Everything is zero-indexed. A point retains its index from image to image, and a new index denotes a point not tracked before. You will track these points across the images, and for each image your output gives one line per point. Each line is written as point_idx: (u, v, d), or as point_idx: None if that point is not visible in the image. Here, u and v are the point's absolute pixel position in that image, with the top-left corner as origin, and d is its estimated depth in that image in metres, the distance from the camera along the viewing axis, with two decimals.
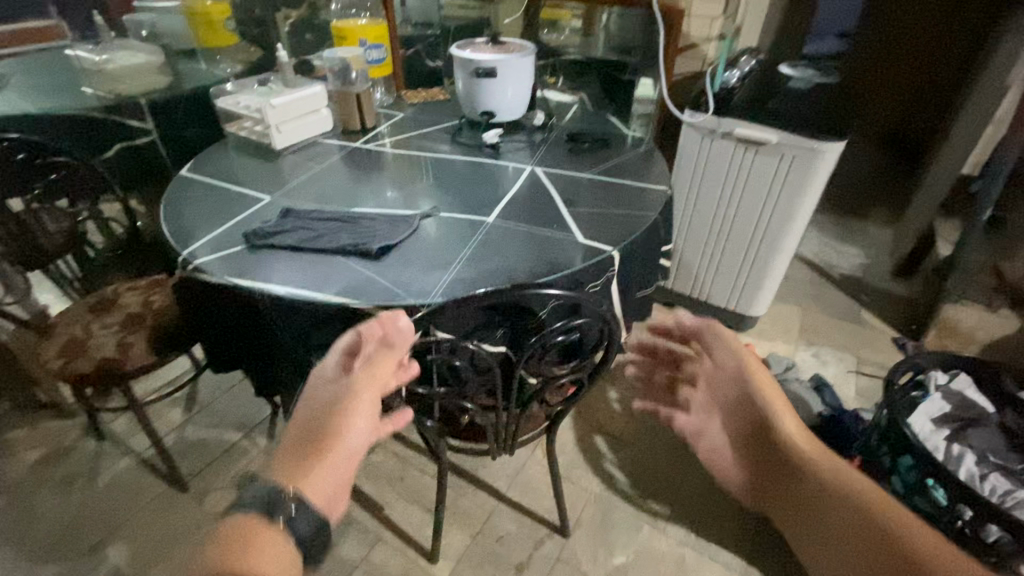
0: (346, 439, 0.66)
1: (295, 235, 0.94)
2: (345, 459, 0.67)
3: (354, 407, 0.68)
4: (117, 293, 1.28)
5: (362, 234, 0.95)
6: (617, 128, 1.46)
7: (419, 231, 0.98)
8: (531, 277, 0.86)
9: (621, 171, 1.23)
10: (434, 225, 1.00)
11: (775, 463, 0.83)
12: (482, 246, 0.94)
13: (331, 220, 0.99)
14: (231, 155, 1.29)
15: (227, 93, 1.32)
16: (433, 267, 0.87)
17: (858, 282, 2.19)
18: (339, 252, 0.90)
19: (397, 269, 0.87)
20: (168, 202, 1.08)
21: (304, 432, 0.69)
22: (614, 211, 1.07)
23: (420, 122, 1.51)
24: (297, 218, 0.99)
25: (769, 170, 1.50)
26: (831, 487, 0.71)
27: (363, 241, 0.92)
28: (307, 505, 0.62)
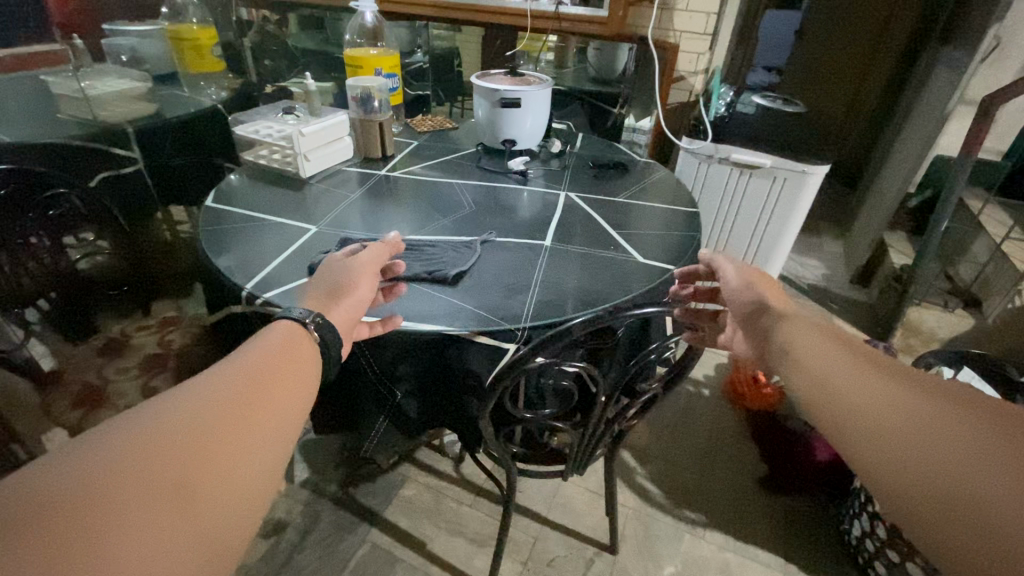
0: (356, 296, 0.73)
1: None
2: (355, 308, 0.73)
3: (363, 275, 0.76)
4: (127, 334, 1.19)
5: (431, 261, 0.94)
6: (627, 153, 1.54)
7: (483, 256, 0.99)
8: (609, 297, 0.90)
9: (648, 194, 1.31)
10: (494, 250, 1.02)
11: (752, 326, 0.70)
12: (550, 269, 0.96)
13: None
14: (253, 185, 1.23)
15: (245, 122, 1.27)
16: (512, 291, 0.89)
17: (824, 291, 2.39)
18: (413, 281, 0.90)
19: (478, 295, 0.87)
20: (205, 238, 1.03)
21: (206, 421, 0.47)
22: (657, 233, 1.14)
23: (437, 149, 1.52)
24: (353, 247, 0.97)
25: (764, 191, 1.62)
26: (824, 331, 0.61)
27: (434, 268, 0.92)
28: (281, 382, 0.56)
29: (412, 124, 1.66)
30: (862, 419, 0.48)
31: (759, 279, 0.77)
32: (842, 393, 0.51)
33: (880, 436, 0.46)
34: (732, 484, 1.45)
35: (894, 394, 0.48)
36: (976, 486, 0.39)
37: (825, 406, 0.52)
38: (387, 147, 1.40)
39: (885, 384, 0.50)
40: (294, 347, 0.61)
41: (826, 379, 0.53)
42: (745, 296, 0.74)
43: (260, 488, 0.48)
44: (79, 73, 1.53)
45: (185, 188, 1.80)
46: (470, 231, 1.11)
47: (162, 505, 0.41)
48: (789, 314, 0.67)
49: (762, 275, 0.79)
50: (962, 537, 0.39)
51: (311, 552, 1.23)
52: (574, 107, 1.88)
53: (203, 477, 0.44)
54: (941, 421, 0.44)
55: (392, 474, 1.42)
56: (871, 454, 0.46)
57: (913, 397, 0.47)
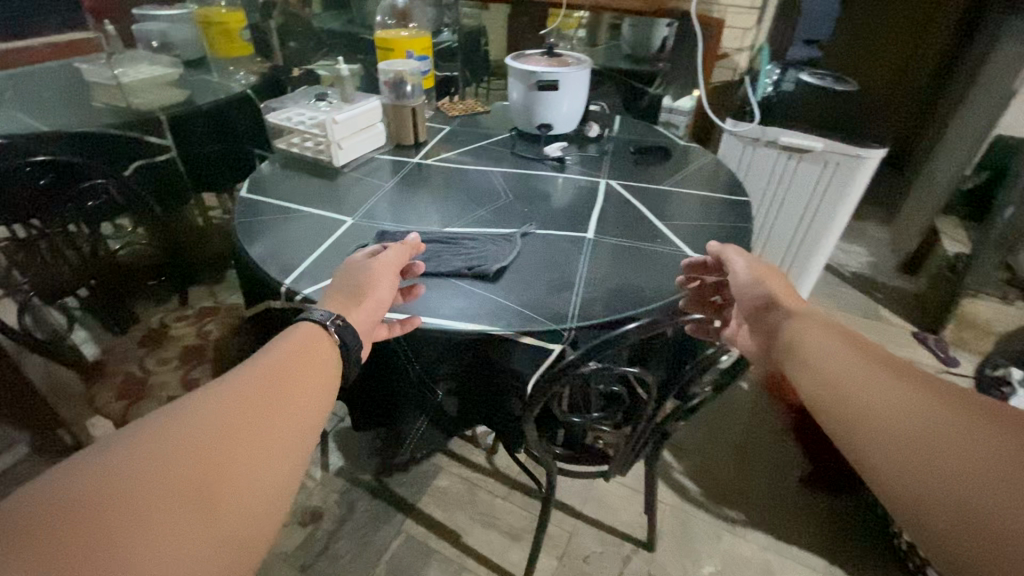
0: (375, 295, 0.72)
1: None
2: (374, 310, 0.72)
3: (382, 275, 0.75)
4: (166, 325, 1.19)
5: (471, 256, 0.91)
6: (669, 136, 1.47)
7: (525, 251, 0.95)
8: (660, 294, 0.85)
9: (694, 182, 1.24)
10: (536, 243, 0.98)
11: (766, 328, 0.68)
12: (595, 264, 0.92)
13: (428, 243, 0.95)
14: (287, 175, 1.21)
15: (277, 110, 1.25)
16: (556, 287, 0.85)
17: (869, 279, 2.29)
18: (454, 276, 0.87)
19: (522, 293, 0.84)
20: (242, 230, 1.01)
21: (229, 419, 0.47)
22: (705, 223, 1.07)
23: (470, 134, 1.47)
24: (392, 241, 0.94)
25: (813, 175, 1.54)
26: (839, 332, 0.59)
27: (475, 262, 0.89)
28: (306, 382, 0.55)
29: (443, 108, 1.61)
30: (870, 424, 0.46)
31: (769, 275, 0.75)
32: (855, 395, 0.49)
33: (894, 439, 0.44)
34: (773, 482, 1.41)
35: (911, 397, 0.46)
36: (986, 490, 0.38)
37: (835, 410, 0.50)
38: (420, 134, 1.37)
39: (899, 387, 0.48)
40: (318, 347, 0.60)
41: (839, 381, 0.52)
42: (755, 294, 0.72)
43: (282, 487, 0.47)
44: (112, 59, 1.53)
45: (215, 176, 1.80)
46: (508, 222, 1.07)
47: (173, 507, 0.40)
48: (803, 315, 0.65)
49: (773, 269, 0.77)
50: (965, 541, 0.37)
51: (348, 542, 1.24)
52: (609, 88, 1.79)
53: (224, 471, 0.44)
54: (954, 427, 0.42)
55: (426, 464, 1.41)
56: (878, 458, 0.45)
57: (927, 400, 0.45)
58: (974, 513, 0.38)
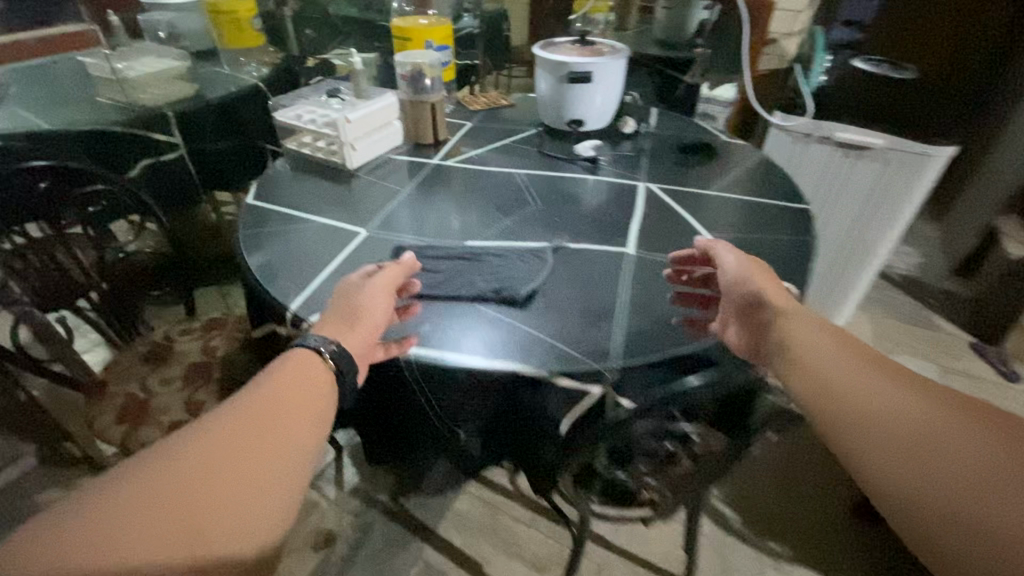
0: (370, 314, 0.67)
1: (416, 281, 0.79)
2: (371, 332, 0.67)
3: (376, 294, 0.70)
4: (171, 338, 1.12)
5: (498, 277, 0.80)
6: (712, 132, 1.33)
7: (559, 269, 0.84)
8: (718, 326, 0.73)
9: (744, 185, 1.11)
10: (571, 260, 0.87)
11: (752, 322, 0.70)
12: (639, 287, 0.81)
13: (450, 260, 0.84)
14: (296, 178, 1.12)
15: (286, 107, 1.15)
16: (597, 316, 0.74)
17: (920, 283, 2.13)
18: (480, 301, 0.77)
19: (559, 323, 0.73)
20: (246, 242, 0.93)
21: (216, 446, 0.48)
22: (762, 236, 0.95)
23: (493, 131, 1.36)
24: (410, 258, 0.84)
25: (871, 175, 1.39)
26: (827, 332, 0.62)
27: (504, 285, 0.79)
28: (296, 403, 0.54)
29: (464, 101, 1.50)
30: (871, 426, 0.51)
31: (755, 268, 0.73)
32: (852, 401, 0.54)
33: (886, 442, 0.50)
34: (820, 512, 1.29)
35: (904, 401, 0.51)
36: (960, 483, 0.45)
37: (828, 410, 0.55)
38: (440, 131, 1.26)
39: (892, 392, 0.53)
40: (310, 365, 0.58)
41: (836, 385, 0.56)
42: (748, 286, 0.71)
43: (271, 514, 0.47)
44: (117, 51, 1.46)
45: (225, 173, 1.72)
46: (538, 232, 0.96)
47: (160, 535, 0.42)
48: (799, 312, 0.66)
49: (762, 266, 0.74)
50: (948, 536, 0.44)
51: (363, 569, 1.17)
52: (643, 77, 1.66)
53: (208, 500, 0.45)
54: (944, 427, 0.48)
55: (446, 485, 1.33)
56: (877, 459, 0.49)
57: (915, 404, 0.51)
58: (957, 510, 0.44)
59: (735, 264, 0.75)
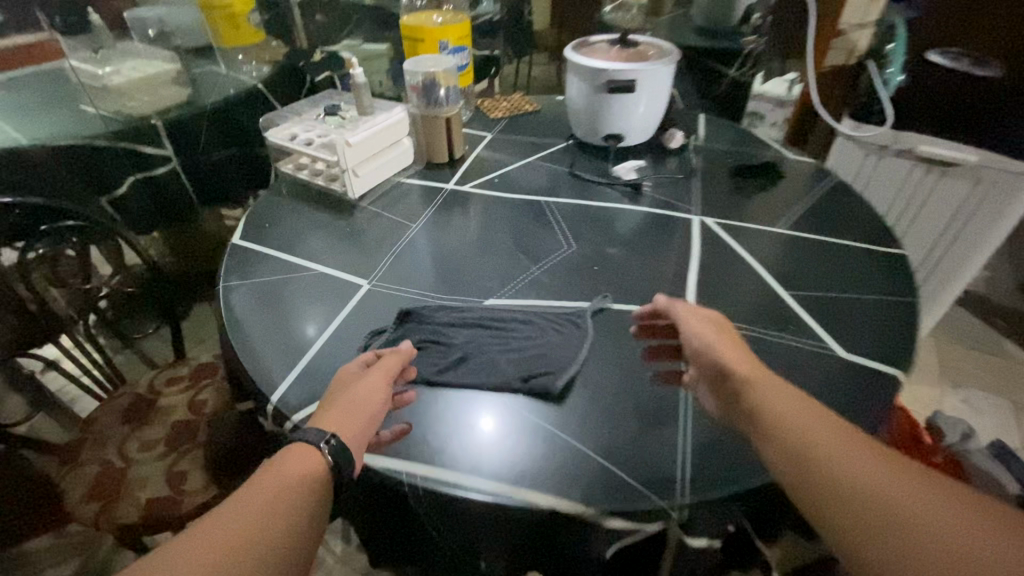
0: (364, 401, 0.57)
1: (426, 365, 0.65)
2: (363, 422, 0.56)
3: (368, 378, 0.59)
4: (156, 390, 1.00)
5: (527, 359, 0.65)
6: (771, 147, 1.15)
7: (601, 345, 0.68)
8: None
9: (817, 216, 0.93)
10: (615, 330, 0.70)
11: (717, 382, 0.58)
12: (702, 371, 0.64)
13: (467, 332, 0.69)
14: (292, 213, 0.98)
15: (279, 126, 1.00)
16: (653, 420, 0.58)
17: (987, 299, 1.91)
18: (503, 393, 0.62)
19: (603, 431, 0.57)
20: (227, 300, 0.78)
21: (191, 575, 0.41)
22: (852, 290, 0.76)
23: (517, 144, 1.19)
24: (420, 330, 0.69)
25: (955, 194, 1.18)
26: (802, 398, 0.53)
27: (534, 371, 0.63)
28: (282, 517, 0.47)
29: (483, 108, 1.33)
30: (862, 506, 0.42)
31: (720, 329, 0.63)
32: (841, 476, 0.44)
33: (882, 531, 0.40)
34: None
35: (890, 476, 0.43)
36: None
37: (811, 490, 0.45)
38: (456, 148, 1.10)
39: (878, 462, 0.44)
40: (304, 472, 0.51)
41: (817, 451, 0.47)
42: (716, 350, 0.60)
43: None
44: (101, 53, 1.31)
45: (225, 184, 1.54)
46: (571, 283, 0.79)
47: None
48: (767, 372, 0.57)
49: (724, 329, 0.64)
50: None
51: None
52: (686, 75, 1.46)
53: None
54: (941, 511, 0.40)
55: None
56: (872, 550, 0.40)
57: (904, 481, 0.43)
58: None
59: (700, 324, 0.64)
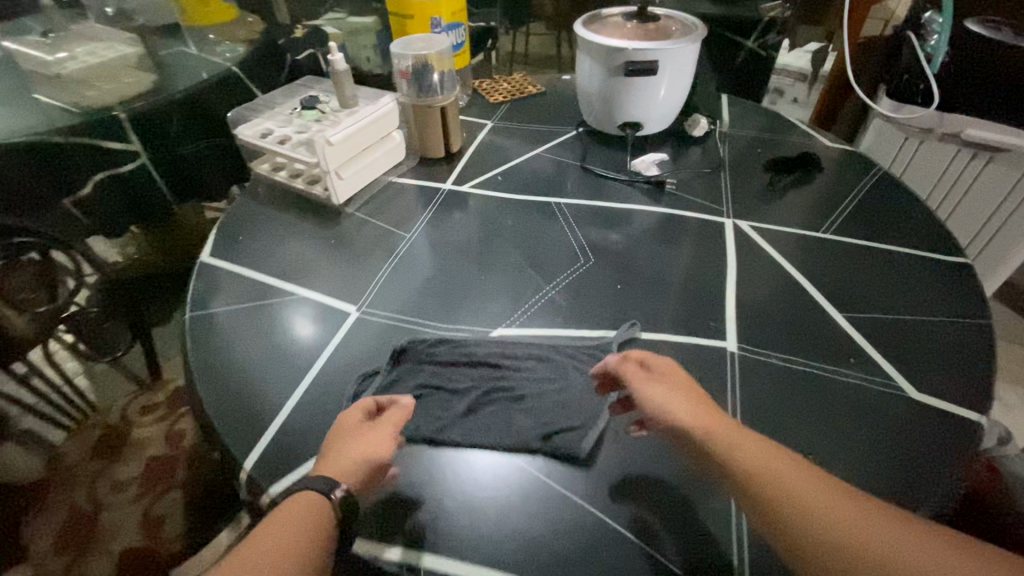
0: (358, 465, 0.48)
1: (425, 420, 0.55)
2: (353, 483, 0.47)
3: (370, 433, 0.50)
4: (127, 421, 1.16)
5: (543, 411, 0.55)
6: (803, 132, 1.03)
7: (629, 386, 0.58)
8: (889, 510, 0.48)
9: (869, 217, 0.81)
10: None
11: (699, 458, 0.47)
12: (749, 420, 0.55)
13: (472, 376, 0.59)
14: (273, 223, 0.87)
15: (253, 120, 0.89)
16: (698, 488, 0.49)
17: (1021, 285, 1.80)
18: (518, 455, 0.52)
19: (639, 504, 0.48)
20: (192, 333, 0.68)
21: None
22: (913, 310, 0.66)
23: (523, 134, 1.07)
24: (417, 374, 0.59)
25: (1003, 182, 1.07)
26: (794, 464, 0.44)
27: (553, 427, 0.54)
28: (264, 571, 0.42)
29: (481, 92, 1.21)
30: None
31: (677, 382, 0.52)
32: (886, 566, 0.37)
33: None
34: None
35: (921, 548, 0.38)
36: None
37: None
38: (453, 141, 0.98)
39: (917, 544, 0.38)
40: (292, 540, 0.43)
41: (853, 545, 0.38)
42: (677, 417, 0.49)
43: None
44: (54, 37, 1.17)
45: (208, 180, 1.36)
46: (590, 303, 0.69)
47: None
48: (745, 434, 0.47)
49: (679, 381, 0.53)
50: None
51: None
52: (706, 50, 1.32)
53: None
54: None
55: None
56: None
57: (934, 549, 0.37)
58: None
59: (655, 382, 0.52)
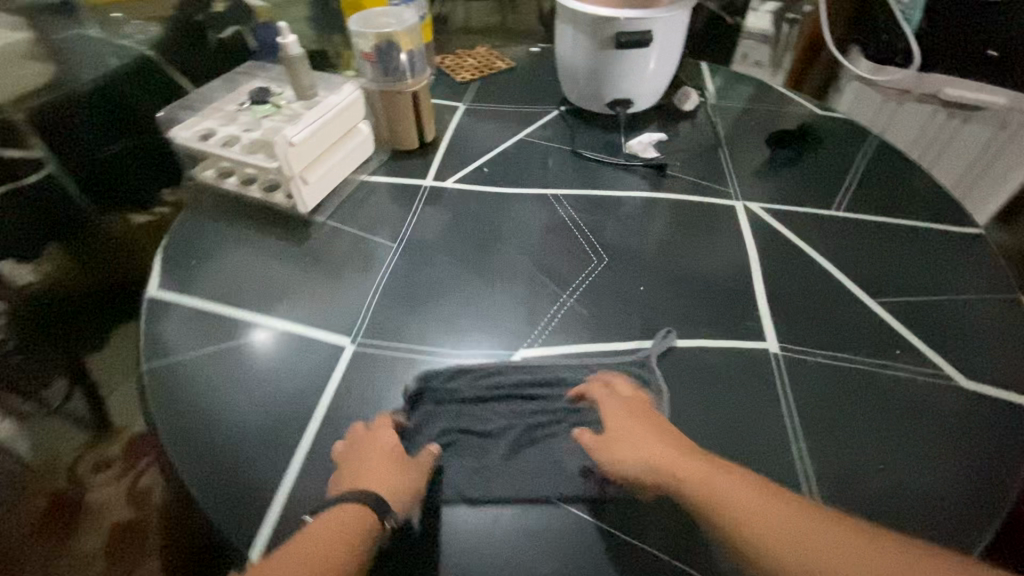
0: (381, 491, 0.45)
1: (460, 476, 0.48)
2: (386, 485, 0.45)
3: (389, 463, 0.46)
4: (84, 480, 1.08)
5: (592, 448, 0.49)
6: (790, 100, 1.00)
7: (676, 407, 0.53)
8: (969, 520, 0.46)
9: (876, 192, 0.79)
10: (690, 383, 0.55)
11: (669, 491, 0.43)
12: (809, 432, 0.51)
13: (504, 413, 0.52)
14: (232, 242, 0.75)
15: (189, 120, 0.75)
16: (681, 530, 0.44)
17: None
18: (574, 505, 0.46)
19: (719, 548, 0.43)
20: (154, 390, 0.57)
21: None
22: (938, 293, 0.64)
23: (501, 117, 0.97)
24: (440, 419, 0.52)
25: (978, 141, 1.09)
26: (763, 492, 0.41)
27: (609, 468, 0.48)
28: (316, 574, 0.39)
29: (445, 70, 1.09)
30: None
31: (633, 412, 0.49)
32: None
33: None
34: None
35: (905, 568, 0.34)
36: None
37: None
38: (428, 130, 0.88)
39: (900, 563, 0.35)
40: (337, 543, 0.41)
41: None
42: (639, 449, 0.46)
43: None
44: None
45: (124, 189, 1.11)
46: (614, 312, 0.63)
47: None
48: (713, 464, 0.44)
49: (643, 413, 0.49)
50: None
51: None
52: None
53: None
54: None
55: None
56: None
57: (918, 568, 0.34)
58: None
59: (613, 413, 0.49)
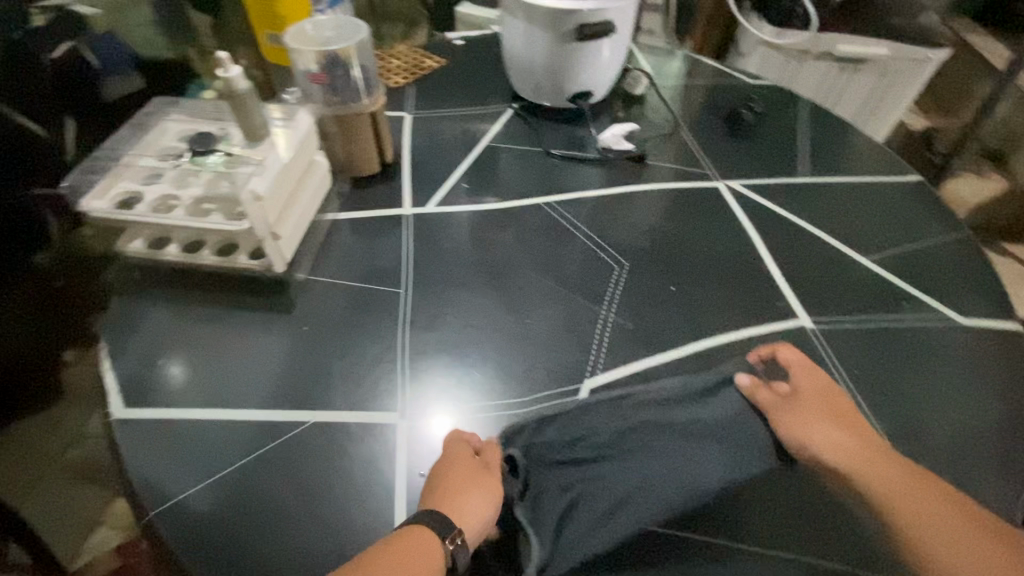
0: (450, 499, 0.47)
1: (595, 526, 0.46)
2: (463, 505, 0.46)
3: (470, 477, 0.48)
4: None
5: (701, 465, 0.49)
6: (721, 70, 1.04)
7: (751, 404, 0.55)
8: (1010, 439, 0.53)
9: (826, 152, 0.87)
10: (753, 376, 0.57)
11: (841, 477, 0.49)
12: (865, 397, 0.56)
13: (607, 454, 0.51)
14: (196, 324, 0.62)
15: (100, 184, 0.60)
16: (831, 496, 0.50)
17: None
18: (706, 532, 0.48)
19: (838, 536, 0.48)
20: (176, 535, 0.46)
21: None
22: (910, 239, 0.72)
23: (457, 123, 0.90)
24: (549, 484, 0.50)
25: (866, 87, 1.25)
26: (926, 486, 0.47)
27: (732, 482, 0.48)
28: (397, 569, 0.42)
29: None
30: None
31: (829, 402, 0.53)
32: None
33: None
34: None
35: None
36: None
37: None
38: (389, 150, 0.78)
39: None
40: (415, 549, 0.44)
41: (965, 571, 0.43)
42: (825, 436, 0.50)
43: None
44: None
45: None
46: (654, 319, 0.62)
47: None
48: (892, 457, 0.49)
49: (835, 406, 0.53)
50: None
51: None
52: None
53: None
54: None
55: None
56: None
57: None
58: None
59: (807, 402, 0.53)
